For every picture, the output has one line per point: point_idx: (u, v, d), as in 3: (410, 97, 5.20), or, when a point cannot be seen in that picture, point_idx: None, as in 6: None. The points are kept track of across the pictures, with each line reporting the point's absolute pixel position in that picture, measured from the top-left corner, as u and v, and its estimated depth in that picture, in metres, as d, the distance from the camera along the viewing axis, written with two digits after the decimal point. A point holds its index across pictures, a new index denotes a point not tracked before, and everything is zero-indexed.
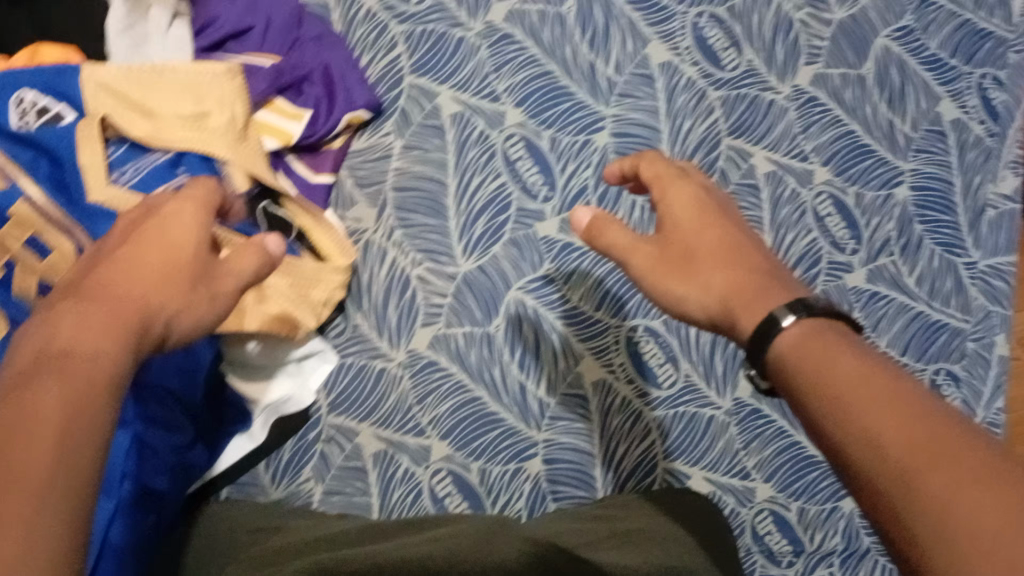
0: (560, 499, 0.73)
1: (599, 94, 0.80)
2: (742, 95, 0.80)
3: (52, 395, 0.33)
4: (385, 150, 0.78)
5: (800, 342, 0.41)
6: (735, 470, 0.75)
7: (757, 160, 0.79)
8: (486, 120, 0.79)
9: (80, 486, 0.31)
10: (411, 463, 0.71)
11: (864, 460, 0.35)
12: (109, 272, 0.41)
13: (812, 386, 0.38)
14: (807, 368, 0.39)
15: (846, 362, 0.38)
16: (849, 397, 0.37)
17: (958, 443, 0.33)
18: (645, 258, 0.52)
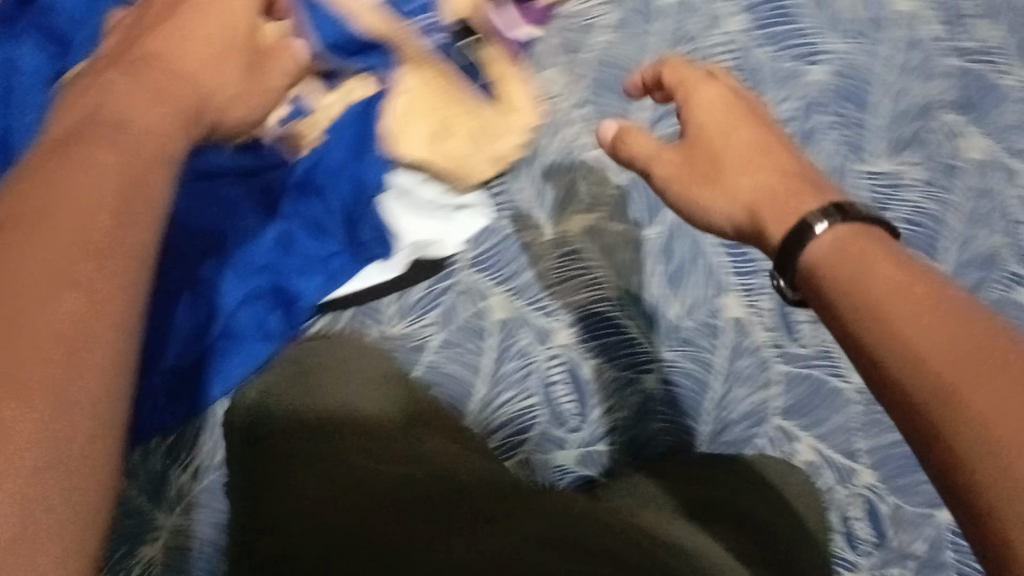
0: (665, 421, 0.70)
1: (835, 25, 0.78)
2: (972, 71, 0.80)
3: (107, 154, 0.39)
4: (596, 23, 0.76)
5: (842, 246, 0.43)
6: (843, 446, 0.71)
7: (971, 137, 0.78)
8: (704, 21, 0.77)
9: (131, 220, 0.37)
10: (530, 341, 0.68)
11: (902, 366, 0.37)
12: (158, 66, 0.48)
13: (844, 293, 0.41)
14: (847, 284, 0.41)
15: (883, 277, 0.40)
16: (893, 310, 0.39)
17: (980, 341, 0.36)
18: (669, 165, 0.54)
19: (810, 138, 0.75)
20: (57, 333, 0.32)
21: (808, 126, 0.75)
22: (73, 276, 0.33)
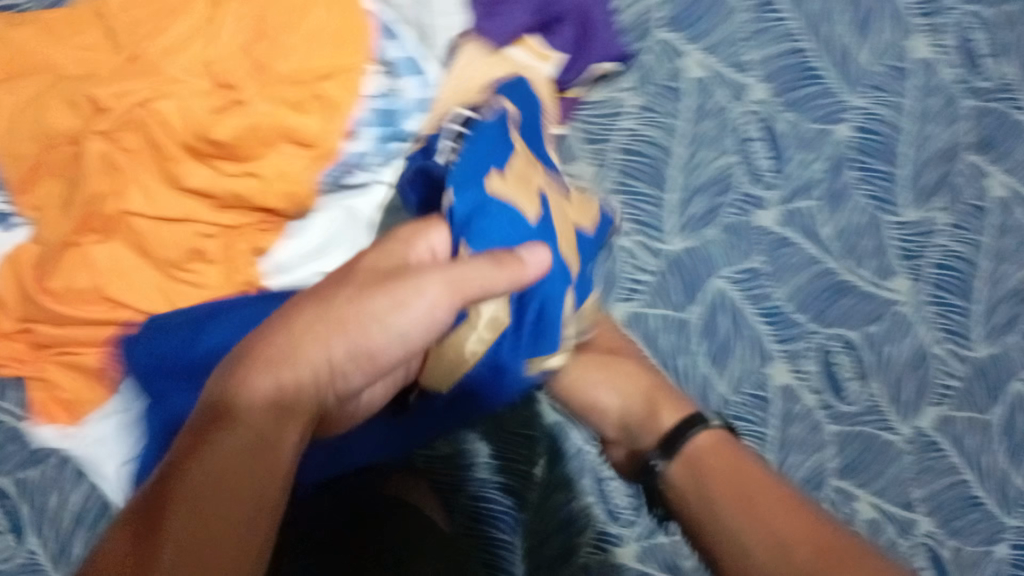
0: None
1: (850, 80, 0.77)
2: (993, 110, 0.80)
3: (228, 443, 0.38)
4: (618, 107, 0.74)
5: (713, 447, 0.56)
6: (900, 501, 0.72)
7: (994, 182, 0.80)
8: (729, 91, 0.75)
9: (263, 497, 0.38)
10: (582, 439, 0.72)
11: (758, 534, 0.49)
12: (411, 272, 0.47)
13: (699, 499, 0.53)
14: (693, 488, 0.54)
15: (770, 491, 0.51)
16: (754, 503, 0.51)
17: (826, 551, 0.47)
18: (427, 259, 0.48)
19: (838, 200, 0.77)
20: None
21: (836, 186, 0.77)
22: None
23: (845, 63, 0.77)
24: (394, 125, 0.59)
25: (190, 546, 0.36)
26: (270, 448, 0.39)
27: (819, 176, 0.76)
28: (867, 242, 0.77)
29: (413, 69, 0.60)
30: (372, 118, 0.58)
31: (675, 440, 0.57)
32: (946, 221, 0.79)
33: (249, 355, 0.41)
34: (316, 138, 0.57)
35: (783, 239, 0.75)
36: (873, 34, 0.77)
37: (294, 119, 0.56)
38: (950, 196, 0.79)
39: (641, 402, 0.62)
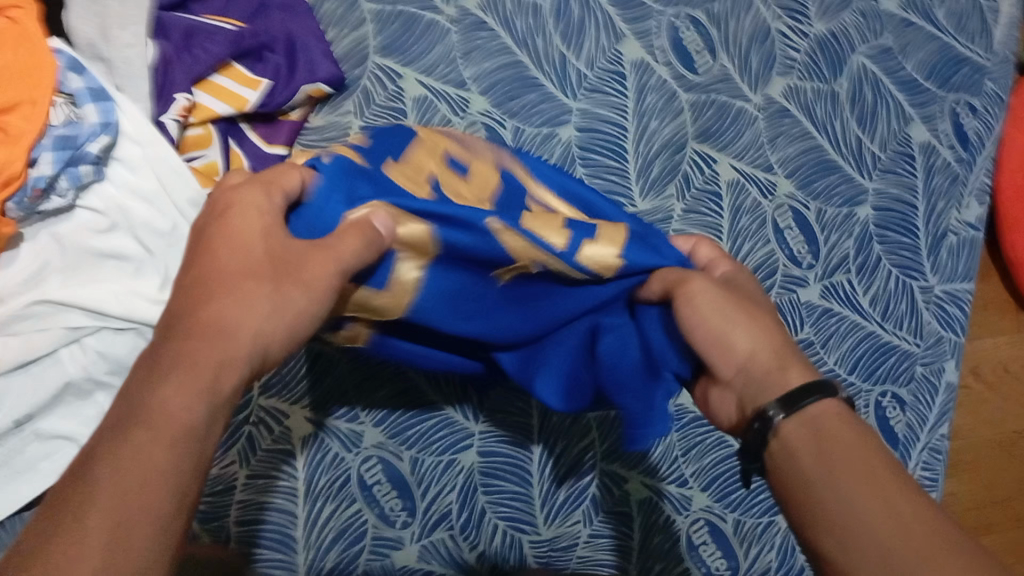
0: (490, 491, 0.77)
1: (567, 86, 0.85)
2: (712, 100, 0.87)
3: (146, 435, 0.39)
4: (342, 129, 0.79)
5: (841, 416, 0.50)
6: (674, 476, 0.81)
7: (721, 167, 0.86)
8: (450, 106, 0.81)
9: (181, 501, 0.40)
10: (342, 449, 0.76)
11: (858, 515, 0.45)
12: (219, 227, 0.47)
13: (807, 460, 0.48)
14: (815, 454, 0.48)
15: (860, 453, 0.47)
16: (865, 487, 0.46)
17: (903, 487, 0.46)
18: (254, 204, 0.47)
19: None
20: (133, 532, 0.37)
21: None
22: (129, 523, 0.37)
23: (564, 70, 0.85)
24: (75, 149, 0.63)
25: (100, 519, 0.37)
26: (195, 441, 0.41)
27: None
28: None
29: (95, 99, 0.64)
30: (52, 145, 0.62)
31: (804, 391, 0.51)
32: (678, 208, 0.85)
33: (179, 348, 0.43)
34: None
35: None
36: (588, 42, 0.86)
37: None
38: (681, 184, 0.85)
39: (768, 356, 0.55)
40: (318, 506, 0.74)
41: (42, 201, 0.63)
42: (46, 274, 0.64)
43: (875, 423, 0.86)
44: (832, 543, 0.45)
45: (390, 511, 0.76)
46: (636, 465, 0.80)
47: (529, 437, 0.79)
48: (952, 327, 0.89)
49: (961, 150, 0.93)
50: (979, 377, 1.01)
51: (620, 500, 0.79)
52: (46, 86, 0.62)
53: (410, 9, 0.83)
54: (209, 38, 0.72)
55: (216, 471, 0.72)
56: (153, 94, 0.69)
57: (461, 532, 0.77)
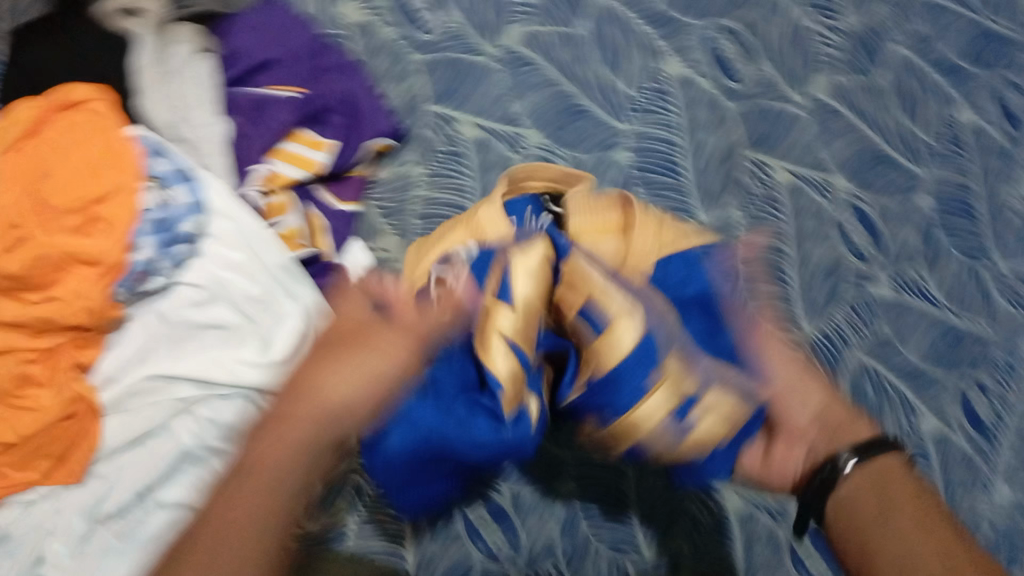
0: (592, 516, 0.78)
1: (617, 111, 0.86)
2: (759, 108, 0.89)
3: (275, 448, 0.53)
4: (406, 178, 0.81)
5: (891, 471, 0.56)
6: (767, 486, 0.80)
7: (777, 172, 0.87)
8: (506, 143, 0.84)
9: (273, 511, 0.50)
10: None
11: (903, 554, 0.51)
12: (337, 332, 0.63)
13: (879, 513, 0.54)
14: (871, 492, 0.55)
15: (906, 489, 0.55)
16: (907, 530, 0.52)
17: (945, 538, 0.51)
18: (355, 308, 0.65)
19: None
20: (242, 524, 0.48)
21: None
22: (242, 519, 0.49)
23: (610, 95, 0.87)
24: (171, 230, 0.66)
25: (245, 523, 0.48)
26: (279, 498, 0.51)
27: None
28: None
29: (183, 179, 0.68)
30: (149, 228, 0.65)
31: (864, 447, 0.58)
32: (744, 219, 0.85)
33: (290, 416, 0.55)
34: (101, 255, 0.63)
35: None
36: (630, 63, 0.89)
37: (82, 242, 0.62)
38: (741, 194, 0.87)
39: (840, 411, 0.62)
40: (427, 547, 0.76)
41: (144, 281, 0.65)
42: (153, 350, 0.66)
43: (963, 414, 0.83)
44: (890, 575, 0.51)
45: (495, 546, 0.77)
46: (728, 479, 0.80)
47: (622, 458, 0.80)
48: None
49: (1010, 129, 0.92)
50: None
51: (714, 515, 0.79)
52: (136, 171, 0.66)
53: (455, 53, 0.86)
54: (276, 106, 0.75)
55: (326, 519, 0.75)
56: (232, 170, 0.73)
57: (567, 562, 0.77)
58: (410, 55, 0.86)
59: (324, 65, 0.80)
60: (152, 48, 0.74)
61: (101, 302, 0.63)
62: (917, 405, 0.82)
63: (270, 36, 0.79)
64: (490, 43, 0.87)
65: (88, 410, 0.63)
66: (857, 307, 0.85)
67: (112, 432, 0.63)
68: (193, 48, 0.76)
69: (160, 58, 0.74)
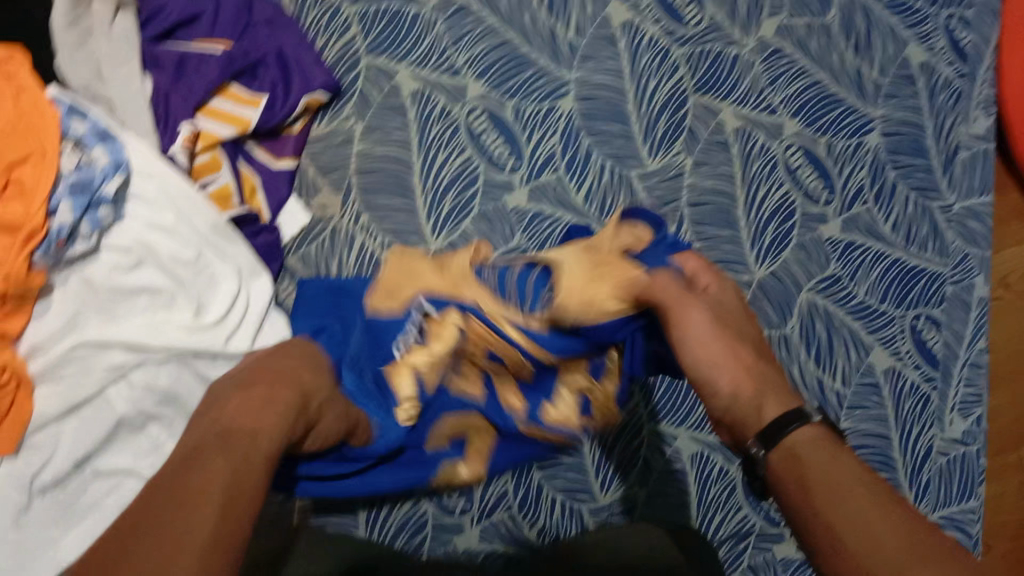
0: (544, 466, 0.78)
1: (561, 59, 0.85)
2: (706, 50, 0.87)
3: (256, 421, 0.45)
4: (347, 134, 0.81)
5: (817, 440, 0.47)
6: None
7: (725, 116, 0.87)
8: (448, 95, 0.82)
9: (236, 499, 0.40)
10: None
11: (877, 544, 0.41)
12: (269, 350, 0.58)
13: (821, 479, 0.45)
14: (794, 477, 0.46)
15: (847, 470, 0.45)
16: (855, 498, 0.43)
17: (902, 509, 0.43)
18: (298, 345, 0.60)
19: (580, 166, 0.83)
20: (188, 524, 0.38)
21: (574, 157, 0.83)
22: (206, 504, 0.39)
23: (553, 41, 0.85)
24: (91, 192, 0.65)
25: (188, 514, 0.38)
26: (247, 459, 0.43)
27: (556, 149, 0.83)
28: (619, 194, 0.83)
29: (101, 140, 0.67)
30: (67, 191, 0.64)
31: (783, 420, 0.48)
32: (688, 162, 0.85)
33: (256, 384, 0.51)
34: (19, 221, 0.61)
35: (539, 213, 0.82)
36: (575, 11, 0.85)
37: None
38: (689, 140, 0.86)
39: (747, 388, 0.52)
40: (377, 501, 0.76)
41: (65, 248, 0.65)
42: (83, 319, 0.67)
43: (913, 347, 0.86)
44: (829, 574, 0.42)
45: (448, 499, 0.77)
46: (680, 421, 0.79)
47: None
48: (977, 242, 0.89)
49: (961, 65, 0.91)
50: (1009, 289, 1.02)
51: (668, 458, 0.79)
52: (54, 133, 0.64)
53: (395, 6, 0.83)
54: (201, 63, 0.76)
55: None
56: (156, 127, 0.73)
57: (520, 511, 0.77)
58: (341, 7, 0.82)
59: (253, 18, 0.79)
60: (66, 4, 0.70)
61: (22, 270, 0.62)
62: (868, 341, 0.85)
63: None
64: None
65: (21, 382, 0.64)
66: (806, 246, 0.86)
67: (44, 403, 0.65)
68: (110, 7, 0.73)
69: (75, 14, 0.70)
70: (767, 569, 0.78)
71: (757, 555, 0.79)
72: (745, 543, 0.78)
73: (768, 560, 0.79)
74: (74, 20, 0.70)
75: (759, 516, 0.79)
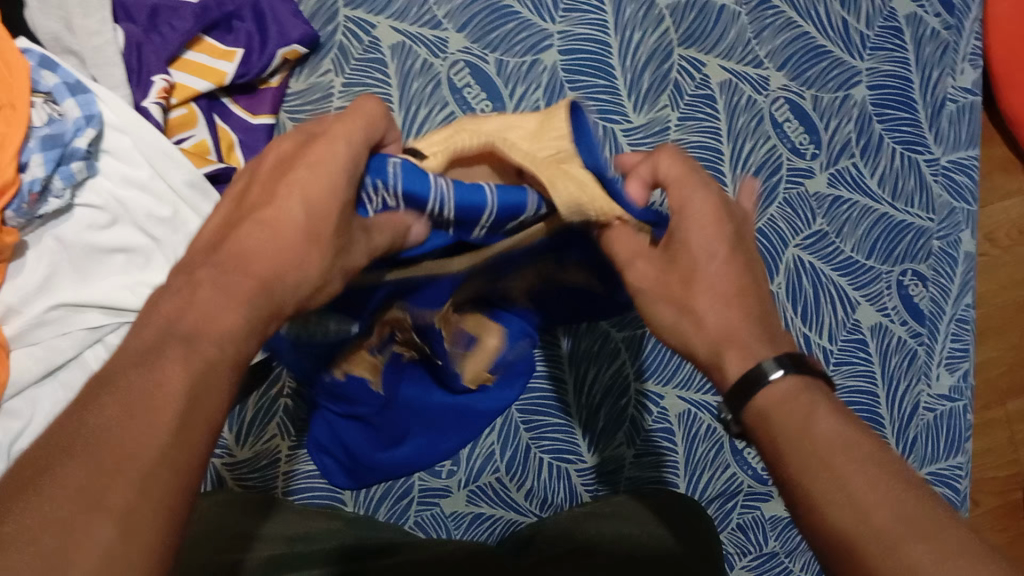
0: (533, 427, 0.77)
1: (544, 11, 0.83)
2: (692, 3, 0.86)
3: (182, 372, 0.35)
4: (326, 89, 0.79)
5: (784, 402, 0.46)
6: (707, 386, 0.79)
7: (711, 69, 0.85)
8: (429, 48, 0.80)
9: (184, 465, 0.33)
10: None
11: (855, 511, 0.40)
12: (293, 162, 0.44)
13: (793, 427, 0.45)
14: (767, 443, 0.46)
15: (825, 427, 0.44)
16: (837, 456, 0.42)
17: (877, 465, 0.42)
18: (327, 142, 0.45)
19: None
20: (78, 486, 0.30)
21: None
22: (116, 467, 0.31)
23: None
24: (64, 146, 0.63)
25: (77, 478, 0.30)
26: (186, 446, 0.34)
27: (540, 104, 0.82)
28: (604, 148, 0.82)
29: (73, 93, 0.65)
30: (39, 144, 0.63)
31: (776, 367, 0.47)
32: (675, 116, 0.84)
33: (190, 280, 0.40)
34: None
35: None
36: None
37: None
38: (673, 94, 0.84)
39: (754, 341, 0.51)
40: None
41: (38, 204, 0.64)
42: (57, 277, 0.66)
43: (900, 303, 0.85)
44: (811, 532, 0.42)
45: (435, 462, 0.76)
46: (667, 380, 0.78)
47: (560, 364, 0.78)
48: (964, 197, 0.88)
49: (948, 17, 0.90)
50: (995, 245, 1.02)
51: (654, 418, 0.78)
52: (22, 87, 0.63)
53: None
54: (174, 13, 0.74)
55: (260, 446, 0.74)
56: (129, 81, 0.71)
57: (507, 473, 0.76)
58: None
59: None
60: None
61: None
62: (854, 298, 0.84)
63: None
64: None
65: None
66: (792, 201, 0.85)
67: (19, 368, 0.64)
68: None
69: None
70: (756, 527, 0.78)
71: (745, 514, 0.78)
72: (733, 502, 0.78)
73: (757, 518, 0.78)
74: None
75: (747, 474, 0.78)
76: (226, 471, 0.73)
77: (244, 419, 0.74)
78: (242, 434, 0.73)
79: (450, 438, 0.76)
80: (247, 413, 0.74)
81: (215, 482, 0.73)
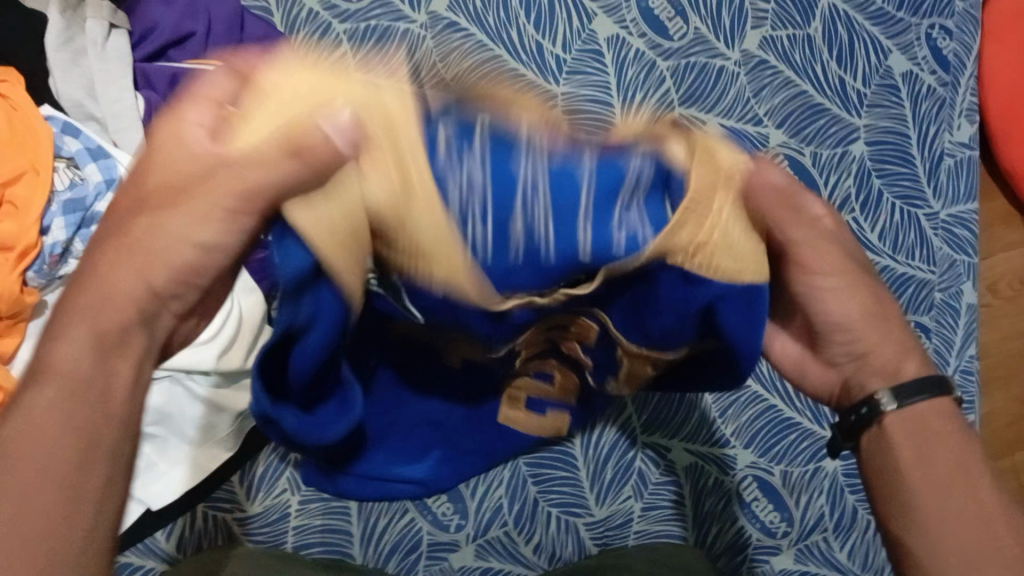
0: (541, 481, 0.78)
1: (547, 72, 0.86)
2: (692, 64, 0.88)
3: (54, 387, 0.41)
4: None
5: (930, 415, 0.52)
6: (715, 438, 0.80)
7: (711, 127, 0.88)
8: None
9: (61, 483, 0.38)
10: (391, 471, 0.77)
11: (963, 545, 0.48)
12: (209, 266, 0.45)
13: (938, 454, 0.51)
14: (914, 452, 0.51)
15: (963, 455, 0.51)
16: (966, 489, 0.50)
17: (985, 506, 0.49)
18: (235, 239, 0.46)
19: None
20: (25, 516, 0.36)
21: None
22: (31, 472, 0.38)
23: (540, 57, 0.86)
24: (84, 210, 0.66)
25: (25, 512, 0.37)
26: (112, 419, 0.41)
27: None
28: None
29: (94, 158, 0.68)
30: (60, 210, 0.66)
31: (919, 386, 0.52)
32: None
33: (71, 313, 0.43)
34: (12, 240, 0.64)
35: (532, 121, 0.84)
36: (561, 26, 0.87)
37: None
38: None
39: None
40: (373, 520, 0.76)
41: (58, 266, 0.66)
42: None
43: None
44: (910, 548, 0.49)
45: (443, 516, 0.77)
46: (674, 433, 0.79)
47: (575, 419, 0.79)
48: (964, 249, 0.89)
49: (944, 74, 0.92)
50: (997, 295, 1.03)
51: (662, 470, 0.79)
52: (46, 154, 0.66)
53: (384, 23, 0.85)
54: (194, 82, 0.76)
55: (269, 501, 0.75)
56: (147, 145, 0.73)
57: (515, 527, 0.77)
58: (332, 24, 0.85)
59: (243, 36, 0.80)
60: (60, 24, 0.72)
61: (15, 289, 0.63)
62: None
63: (186, 10, 0.80)
64: (418, 11, 0.86)
65: None
66: None
67: None
68: (103, 25, 0.74)
69: (67, 35, 0.73)
70: None
71: (755, 568, 0.78)
72: (742, 557, 0.78)
73: (767, 572, 0.78)
74: (69, 40, 0.73)
75: (755, 528, 0.79)
76: (236, 527, 0.74)
77: (256, 473, 0.75)
78: (253, 489, 0.74)
79: (404, 489, 0.75)
80: (258, 467, 0.75)
81: (225, 536, 0.74)
